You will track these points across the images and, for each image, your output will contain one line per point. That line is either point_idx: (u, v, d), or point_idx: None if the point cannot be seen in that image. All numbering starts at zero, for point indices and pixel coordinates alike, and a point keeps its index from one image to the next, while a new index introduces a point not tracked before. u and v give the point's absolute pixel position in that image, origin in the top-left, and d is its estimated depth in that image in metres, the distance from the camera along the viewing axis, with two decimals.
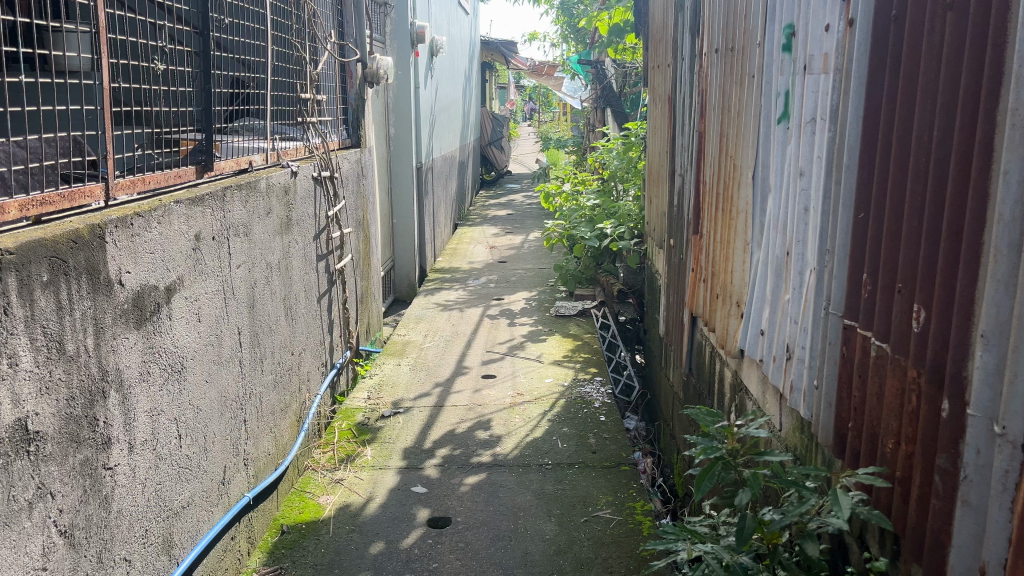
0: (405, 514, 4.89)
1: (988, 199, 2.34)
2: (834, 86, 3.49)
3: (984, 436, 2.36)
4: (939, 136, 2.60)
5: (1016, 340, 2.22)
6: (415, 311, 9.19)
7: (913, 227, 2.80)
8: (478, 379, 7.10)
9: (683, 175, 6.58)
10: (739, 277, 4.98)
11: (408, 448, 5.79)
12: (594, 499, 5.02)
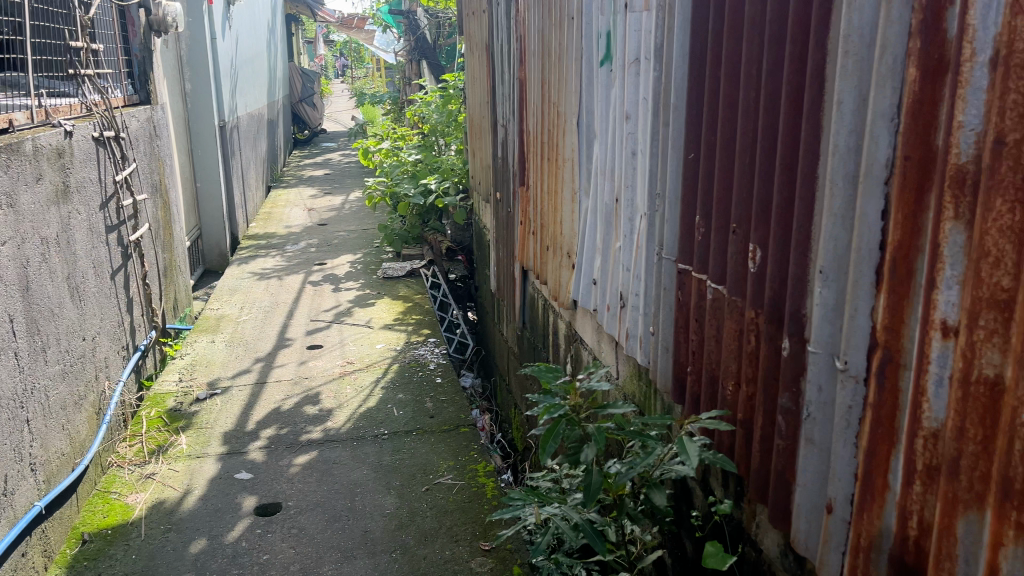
0: (228, 505, 4.45)
1: (822, 131, 2.30)
2: (656, 24, 3.39)
3: (825, 372, 2.34)
4: (768, 68, 2.54)
5: (853, 273, 2.19)
6: (229, 282, 8.50)
7: (744, 165, 2.75)
8: (303, 351, 6.66)
9: (506, 125, 6.38)
10: (569, 227, 4.89)
11: (228, 431, 5.30)
12: (435, 465, 4.80)
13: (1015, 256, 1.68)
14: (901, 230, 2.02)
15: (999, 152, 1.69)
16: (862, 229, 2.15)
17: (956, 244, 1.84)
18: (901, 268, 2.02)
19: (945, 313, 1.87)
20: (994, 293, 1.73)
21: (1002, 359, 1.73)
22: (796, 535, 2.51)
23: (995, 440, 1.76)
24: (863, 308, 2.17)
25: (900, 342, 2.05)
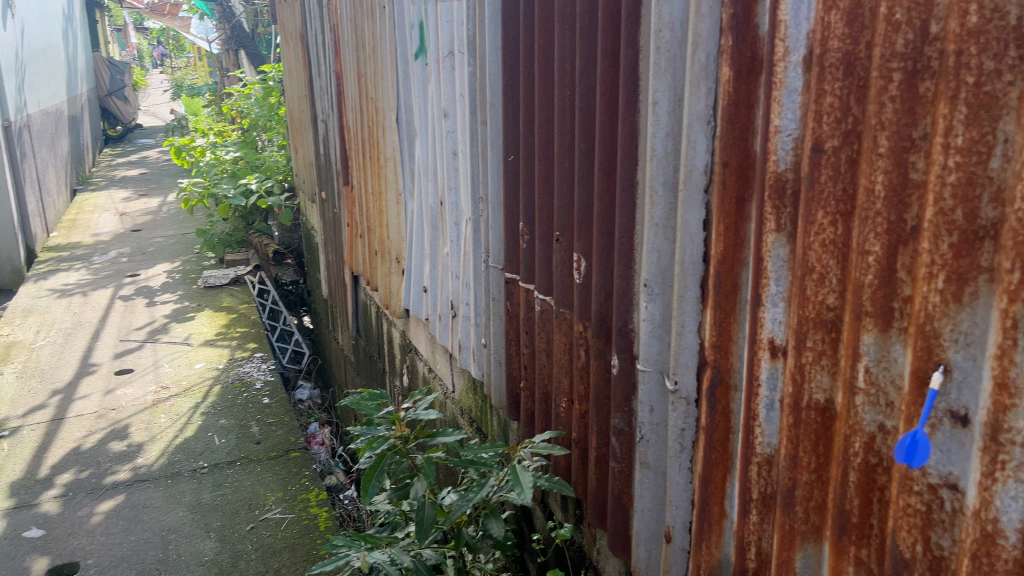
0: (14, 572, 3.85)
1: (640, 133, 2.15)
2: (468, 15, 3.15)
3: (656, 392, 2.20)
4: (582, 65, 2.36)
5: (678, 287, 2.04)
6: (23, 302, 7.56)
7: (564, 168, 2.57)
8: (110, 378, 5.98)
9: (325, 121, 5.96)
10: (395, 231, 4.57)
11: (16, 481, 4.63)
12: (260, 499, 4.38)
13: (839, 272, 1.56)
14: (724, 242, 1.88)
15: (818, 160, 1.56)
16: (685, 240, 2.00)
17: (779, 258, 1.71)
18: (726, 283, 1.88)
19: (773, 332, 1.75)
20: (819, 312, 1.60)
21: (831, 382, 1.61)
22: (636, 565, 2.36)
23: (828, 468, 1.64)
24: (689, 324, 2.03)
25: (729, 361, 1.92)
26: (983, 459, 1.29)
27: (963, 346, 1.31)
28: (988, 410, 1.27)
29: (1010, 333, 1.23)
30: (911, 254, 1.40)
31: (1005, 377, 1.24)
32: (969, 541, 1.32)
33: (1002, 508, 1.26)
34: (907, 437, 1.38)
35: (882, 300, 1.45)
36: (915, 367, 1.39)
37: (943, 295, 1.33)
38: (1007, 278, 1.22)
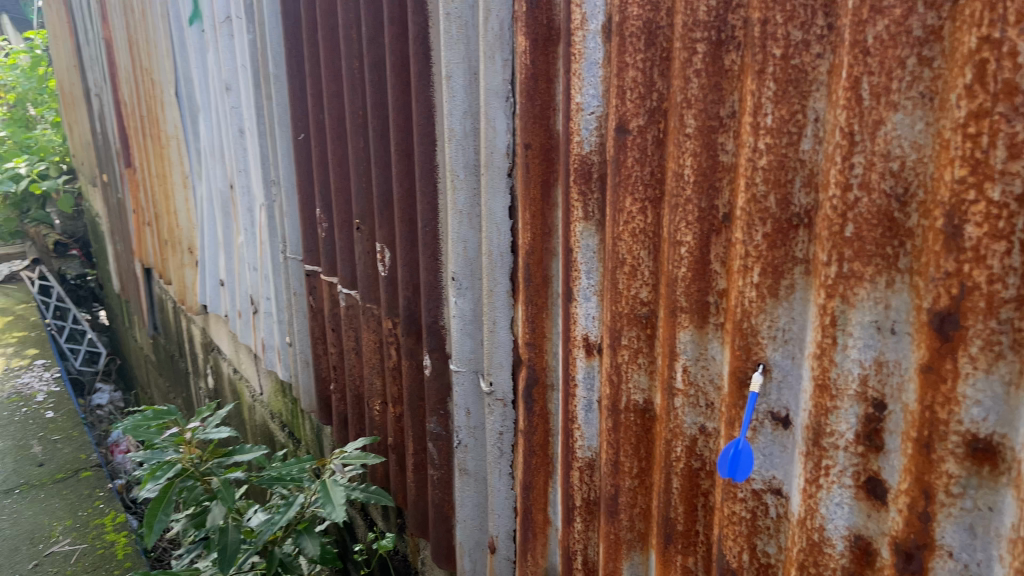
0: None
1: (435, 110, 1.94)
2: None
3: (472, 393, 2.07)
4: (369, 35, 2.13)
5: (487, 280, 1.89)
6: None
7: (358, 149, 2.31)
8: None
9: (99, 94, 5.29)
10: (185, 218, 4.12)
11: None
12: (45, 531, 3.84)
13: (650, 264, 1.43)
14: (531, 232, 1.72)
15: (623, 141, 1.41)
16: (491, 229, 1.84)
17: (589, 249, 1.57)
18: (536, 276, 1.74)
19: (587, 329, 1.62)
20: (633, 307, 1.47)
21: (649, 381, 1.49)
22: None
23: (650, 472, 1.55)
24: (501, 320, 1.89)
25: (544, 361, 1.80)
26: (806, 464, 1.20)
27: (781, 344, 1.22)
28: (810, 413, 1.18)
29: (829, 330, 1.13)
30: (724, 244, 1.28)
31: (824, 378, 1.14)
32: (796, 550, 1.24)
33: (827, 515, 1.19)
34: (732, 447, 1.28)
35: (697, 294, 1.34)
36: (733, 367, 1.29)
37: (759, 290, 1.22)
38: (823, 270, 1.12)
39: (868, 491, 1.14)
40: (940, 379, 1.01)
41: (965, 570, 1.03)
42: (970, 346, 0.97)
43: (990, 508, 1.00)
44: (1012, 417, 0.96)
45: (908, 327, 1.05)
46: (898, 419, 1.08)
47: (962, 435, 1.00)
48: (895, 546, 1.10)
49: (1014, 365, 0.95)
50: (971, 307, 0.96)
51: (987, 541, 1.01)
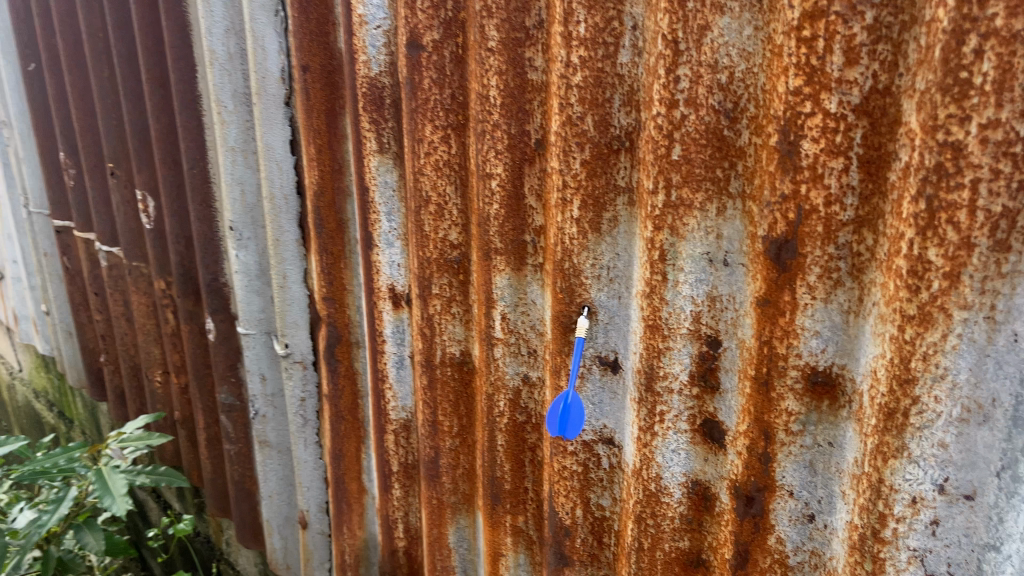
0: None
1: (190, 28, 1.67)
2: None
3: (266, 356, 1.86)
4: None
5: (271, 229, 1.65)
6: None
7: (102, 79, 1.99)
8: None
9: None
10: None
11: None
12: None
13: (459, 201, 1.27)
14: (320, 169, 1.49)
15: (417, 60, 1.21)
16: (270, 168, 1.59)
17: (387, 186, 1.38)
18: (330, 221, 1.53)
19: (392, 279, 1.45)
20: (442, 252, 1.31)
21: (465, 332, 1.35)
22: (271, 557, 2.14)
23: (471, 429, 1.42)
24: (293, 274, 1.67)
25: (346, 317, 1.62)
26: (639, 411, 1.11)
27: (606, 283, 1.10)
28: (641, 356, 1.07)
29: (658, 266, 1.02)
30: (540, 175, 1.14)
31: (655, 318, 1.04)
32: (632, 502, 1.16)
33: (663, 463, 1.11)
34: (561, 403, 1.13)
35: (512, 234, 1.19)
36: (555, 312, 1.16)
37: (580, 225, 1.09)
38: (648, 200, 1.00)
39: (705, 435, 1.06)
40: (777, 312, 0.92)
41: (806, 509, 0.99)
42: (808, 275, 0.89)
43: (830, 443, 0.94)
44: (852, 347, 0.89)
45: (741, 258, 0.95)
46: (733, 357, 1.00)
47: (800, 369, 0.93)
48: (734, 490, 1.04)
49: (853, 293, 0.88)
50: (809, 232, 0.87)
51: (828, 477, 0.96)
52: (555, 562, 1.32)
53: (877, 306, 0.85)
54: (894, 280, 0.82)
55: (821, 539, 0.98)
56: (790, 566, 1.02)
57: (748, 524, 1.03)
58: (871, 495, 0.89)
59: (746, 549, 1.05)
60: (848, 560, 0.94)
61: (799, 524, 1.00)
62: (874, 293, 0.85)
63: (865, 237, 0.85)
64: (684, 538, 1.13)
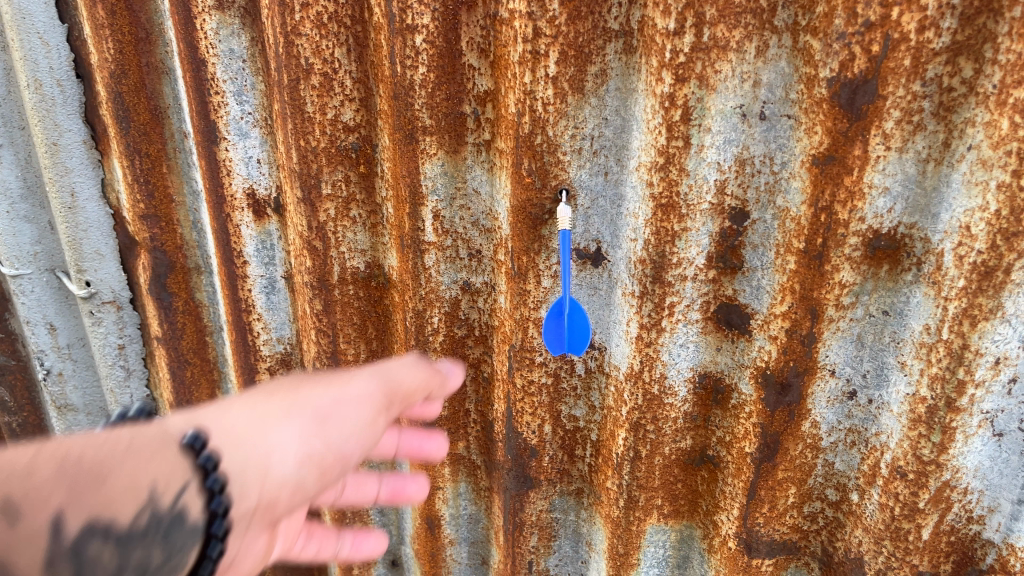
0: None
1: None
2: None
3: (50, 300, 1.41)
4: None
5: (42, 129, 1.20)
6: None
7: None
8: None
9: None
10: None
11: None
12: None
13: (353, 68, 0.97)
14: (116, 37, 1.07)
15: None
16: (28, 43, 1.13)
17: (232, 55, 1.03)
18: (140, 111, 1.13)
19: (250, 181, 1.12)
20: (332, 138, 1.01)
21: (371, 239, 1.09)
22: None
23: (384, 355, 1.17)
24: (85, 188, 1.24)
25: (177, 237, 1.24)
26: (641, 308, 0.93)
27: (589, 158, 0.90)
28: (647, 244, 0.90)
29: (678, 130, 0.83)
30: (485, 23, 0.88)
31: (671, 195, 0.86)
32: (626, 410, 1.00)
33: (668, 361, 0.96)
34: (565, 324, 0.95)
35: (446, 105, 0.93)
36: (517, 201, 0.93)
37: (557, 85, 0.86)
38: (665, 43, 0.79)
39: (720, 322, 0.92)
40: (843, 171, 0.77)
41: (847, 387, 0.89)
42: (885, 122, 0.74)
43: (884, 312, 0.83)
44: (927, 202, 0.76)
45: (786, 109, 0.79)
46: (765, 230, 0.85)
47: (862, 235, 0.79)
48: (762, 378, 0.91)
49: (936, 137, 0.73)
50: (893, 68, 0.71)
51: (879, 348, 0.85)
52: (516, 486, 1.14)
53: (976, 150, 0.70)
54: (1009, 117, 0.67)
55: (862, 415, 0.89)
56: (822, 447, 0.93)
57: (781, 414, 0.91)
58: (949, 364, 0.78)
59: (776, 440, 0.93)
60: (908, 434, 0.84)
61: (837, 403, 0.90)
62: (971, 134, 0.71)
63: (962, 67, 0.70)
64: (686, 437, 1.01)
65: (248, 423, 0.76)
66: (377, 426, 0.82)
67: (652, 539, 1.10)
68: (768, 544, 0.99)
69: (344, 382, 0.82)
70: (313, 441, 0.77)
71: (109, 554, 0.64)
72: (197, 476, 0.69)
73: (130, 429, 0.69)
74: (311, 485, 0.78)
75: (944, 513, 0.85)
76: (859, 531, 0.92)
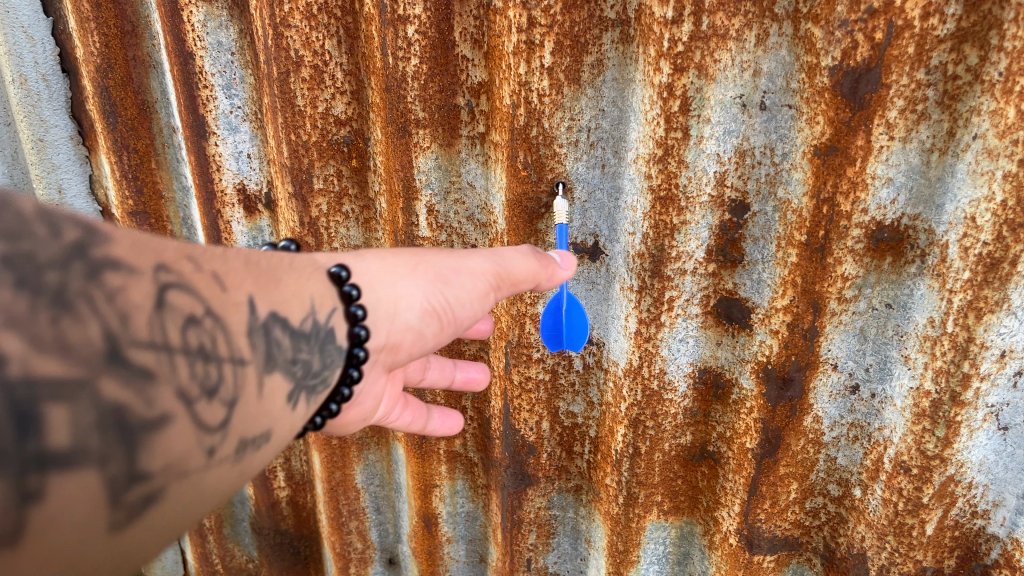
0: None
1: None
2: None
3: None
4: None
5: (28, 124, 1.18)
6: None
7: None
8: None
9: None
10: None
11: None
12: None
13: (344, 60, 0.95)
14: (102, 30, 1.05)
15: None
16: (12, 37, 1.11)
17: (221, 48, 1.01)
18: (127, 106, 1.10)
19: (240, 176, 1.10)
20: (324, 132, 0.99)
21: (364, 235, 1.07)
22: None
23: None
24: (72, 184, 1.22)
25: (168, 234, 1.21)
26: (640, 303, 0.92)
27: (585, 151, 0.89)
28: (645, 237, 0.88)
29: (677, 121, 0.81)
30: (478, 13, 0.86)
31: (670, 187, 0.84)
32: (625, 406, 0.99)
33: (668, 356, 0.94)
34: (564, 319, 0.94)
35: (439, 97, 0.91)
36: (512, 195, 0.92)
37: (552, 76, 0.84)
38: (663, 32, 0.78)
39: (720, 316, 0.91)
40: (845, 161, 0.75)
41: (849, 380, 0.87)
42: (888, 111, 0.72)
43: (887, 305, 0.81)
44: (931, 193, 0.74)
45: (786, 98, 0.78)
46: (766, 223, 0.83)
47: (865, 227, 0.78)
48: (763, 373, 0.89)
49: (940, 126, 0.72)
50: (897, 56, 0.69)
51: (882, 342, 0.83)
52: (513, 484, 1.12)
53: (982, 139, 0.69)
54: (1016, 105, 0.66)
55: (865, 410, 0.87)
56: (824, 442, 0.91)
57: (782, 409, 0.90)
58: (954, 357, 0.76)
59: (777, 435, 0.91)
60: (912, 429, 0.82)
61: (839, 398, 0.88)
62: (976, 123, 0.69)
63: (966, 54, 0.68)
64: (686, 433, 1.00)
65: (381, 271, 0.86)
66: (487, 302, 0.87)
67: (652, 536, 1.08)
68: (770, 541, 0.97)
69: (462, 258, 0.87)
70: (433, 298, 0.86)
71: (287, 343, 0.75)
72: (343, 302, 0.82)
73: (290, 253, 0.83)
74: (433, 333, 0.88)
75: (948, 508, 0.84)
76: (862, 527, 0.90)
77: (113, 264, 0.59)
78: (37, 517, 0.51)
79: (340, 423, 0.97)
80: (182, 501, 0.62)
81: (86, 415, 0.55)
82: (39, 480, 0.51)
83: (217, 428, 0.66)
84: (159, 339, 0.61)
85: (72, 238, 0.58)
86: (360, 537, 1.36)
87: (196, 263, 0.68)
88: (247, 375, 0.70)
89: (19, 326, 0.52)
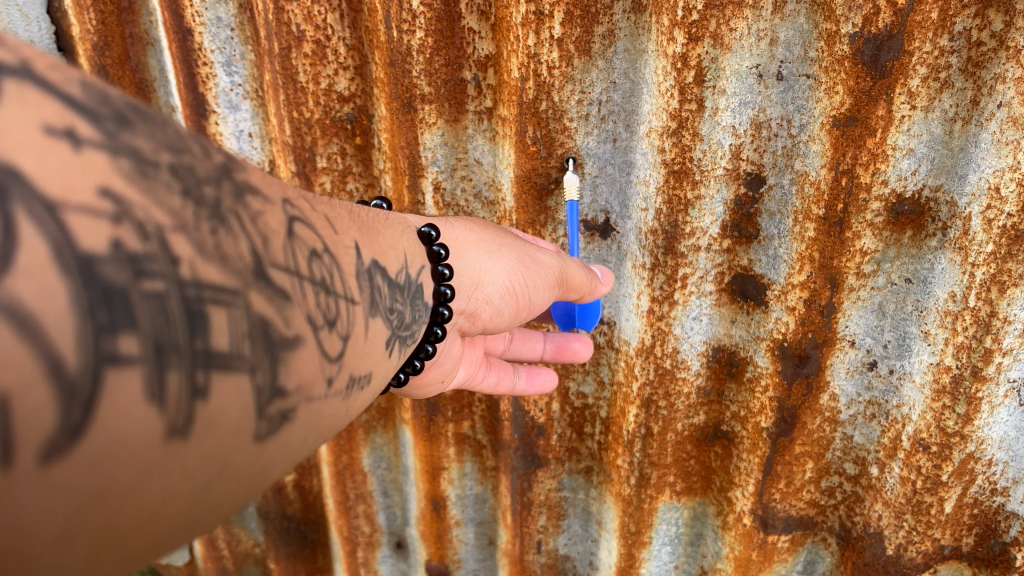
0: None
1: None
2: None
3: None
4: None
5: None
6: None
7: None
8: None
9: None
10: None
11: None
12: None
13: (347, 35, 0.93)
14: (98, 7, 1.03)
15: None
16: (9, 16, 1.09)
17: (220, 24, 0.99)
18: (126, 85, 1.08)
19: (242, 155, 1.08)
20: (326, 109, 0.96)
21: None
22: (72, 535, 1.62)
23: None
24: None
25: None
26: (652, 280, 0.90)
27: (596, 125, 0.87)
28: (658, 213, 0.86)
29: (691, 92, 0.79)
30: None
31: (684, 161, 0.82)
32: (637, 386, 0.97)
33: (681, 335, 0.92)
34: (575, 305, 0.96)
35: (444, 72, 0.89)
36: (522, 171, 0.90)
37: (563, 48, 0.82)
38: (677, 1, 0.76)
39: (735, 293, 0.89)
40: (865, 132, 0.74)
41: (867, 357, 0.85)
42: (910, 79, 0.71)
43: (907, 280, 0.79)
44: (953, 164, 0.72)
45: (804, 68, 0.76)
46: (782, 197, 0.81)
47: (884, 200, 0.76)
48: (779, 351, 0.87)
49: (964, 95, 0.70)
50: (920, 21, 0.68)
51: (901, 318, 0.81)
52: (523, 465, 1.11)
53: (1007, 107, 0.67)
54: None
55: (883, 387, 0.85)
56: (841, 421, 0.89)
57: (798, 388, 0.88)
58: (976, 332, 0.75)
59: (794, 414, 0.90)
60: (931, 406, 0.80)
61: (857, 375, 0.86)
62: (1001, 91, 0.67)
63: (991, 20, 0.67)
64: (699, 413, 0.98)
65: (467, 243, 0.84)
66: (554, 295, 0.86)
67: (665, 517, 1.07)
68: (785, 521, 0.96)
69: (536, 248, 0.87)
70: (512, 279, 0.84)
71: (385, 290, 0.69)
72: (430, 261, 0.79)
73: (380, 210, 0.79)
74: (509, 312, 0.88)
75: (967, 486, 0.82)
76: (879, 506, 0.88)
77: (250, 188, 0.52)
78: (201, 419, 0.43)
79: (418, 385, 0.93)
80: (307, 430, 0.54)
81: (241, 323, 0.46)
82: (206, 379, 0.43)
83: (339, 360, 0.58)
84: (292, 264, 0.53)
85: (218, 159, 0.50)
86: (367, 521, 1.34)
87: (309, 202, 0.61)
88: (360, 317, 0.63)
89: (188, 226, 0.43)
